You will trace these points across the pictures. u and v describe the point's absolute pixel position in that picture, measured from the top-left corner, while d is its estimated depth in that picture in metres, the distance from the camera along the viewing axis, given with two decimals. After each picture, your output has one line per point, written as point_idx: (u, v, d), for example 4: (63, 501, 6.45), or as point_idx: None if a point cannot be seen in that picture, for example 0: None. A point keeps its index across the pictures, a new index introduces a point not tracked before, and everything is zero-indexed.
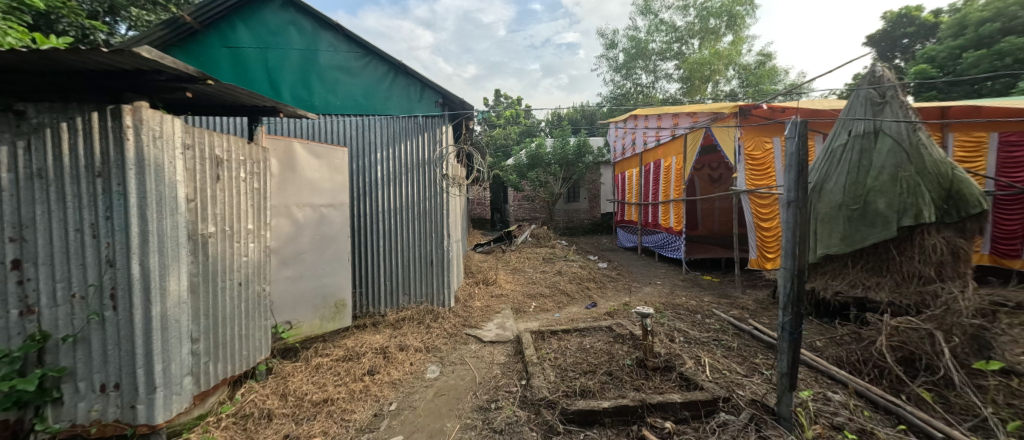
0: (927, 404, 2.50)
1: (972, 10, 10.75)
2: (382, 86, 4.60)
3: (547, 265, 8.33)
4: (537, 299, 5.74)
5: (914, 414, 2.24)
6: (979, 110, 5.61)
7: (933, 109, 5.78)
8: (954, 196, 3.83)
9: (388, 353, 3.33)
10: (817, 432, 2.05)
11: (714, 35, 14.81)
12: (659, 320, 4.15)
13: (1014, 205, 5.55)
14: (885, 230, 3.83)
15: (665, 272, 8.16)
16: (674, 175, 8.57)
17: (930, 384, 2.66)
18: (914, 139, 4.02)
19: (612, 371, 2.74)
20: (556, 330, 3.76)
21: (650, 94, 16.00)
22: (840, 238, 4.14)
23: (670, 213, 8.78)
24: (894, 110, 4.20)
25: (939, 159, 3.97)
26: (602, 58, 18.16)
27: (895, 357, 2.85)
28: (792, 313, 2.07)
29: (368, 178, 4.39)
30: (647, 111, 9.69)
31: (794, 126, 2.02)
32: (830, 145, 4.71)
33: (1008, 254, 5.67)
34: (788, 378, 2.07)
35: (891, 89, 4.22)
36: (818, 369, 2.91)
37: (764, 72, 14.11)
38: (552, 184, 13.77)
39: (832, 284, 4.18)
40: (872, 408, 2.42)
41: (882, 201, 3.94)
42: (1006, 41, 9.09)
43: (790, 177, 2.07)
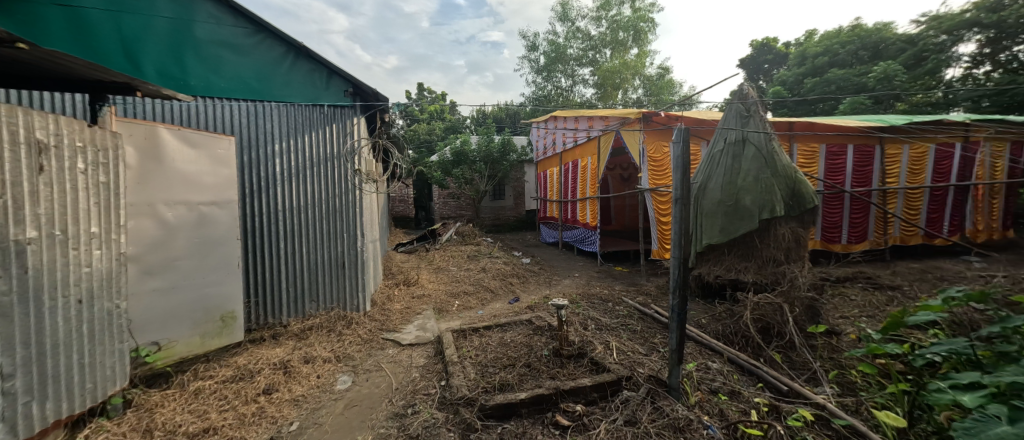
0: (778, 364, 3.07)
1: (809, 46, 13.96)
2: (280, 69, 4.09)
3: (471, 263, 8.32)
4: (461, 298, 5.70)
5: (768, 373, 2.74)
6: (813, 126, 7.06)
7: (784, 123, 7.11)
8: (797, 194, 4.75)
9: (288, 367, 3.03)
10: (699, 397, 2.37)
11: (623, 46, 16.19)
12: (575, 310, 4.42)
13: (835, 202, 7.11)
14: (751, 223, 4.60)
15: (582, 265, 8.74)
16: (590, 174, 9.19)
17: (781, 347, 3.27)
18: (770, 147, 4.89)
19: (530, 362, 2.84)
20: (478, 327, 3.77)
21: (568, 97, 16.91)
22: (720, 230, 4.85)
23: (586, 210, 9.41)
24: (756, 123, 5.06)
25: (787, 164, 4.88)
26: (524, 59, 18.66)
27: (757, 327, 3.43)
28: (679, 295, 2.36)
29: (265, 172, 3.90)
30: (566, 113, 10.24)
31: (680, 132, 2.29)
32: (711, 151, 5.49)
33: (831, 240, 7.25)
34: (677, 353, 2.35)
35: (754, 105, 5.07)
36: (703, 343, 3.39)
37: (664, 84, 15.90)
38: (478, 182, 13.77)
39: (714, 269, 4.90)
40: (740, 372, 2.90)
41: (748, 198, 4.72)
42: (832, 72, 12.11)
43: (679, 177, 2.33)
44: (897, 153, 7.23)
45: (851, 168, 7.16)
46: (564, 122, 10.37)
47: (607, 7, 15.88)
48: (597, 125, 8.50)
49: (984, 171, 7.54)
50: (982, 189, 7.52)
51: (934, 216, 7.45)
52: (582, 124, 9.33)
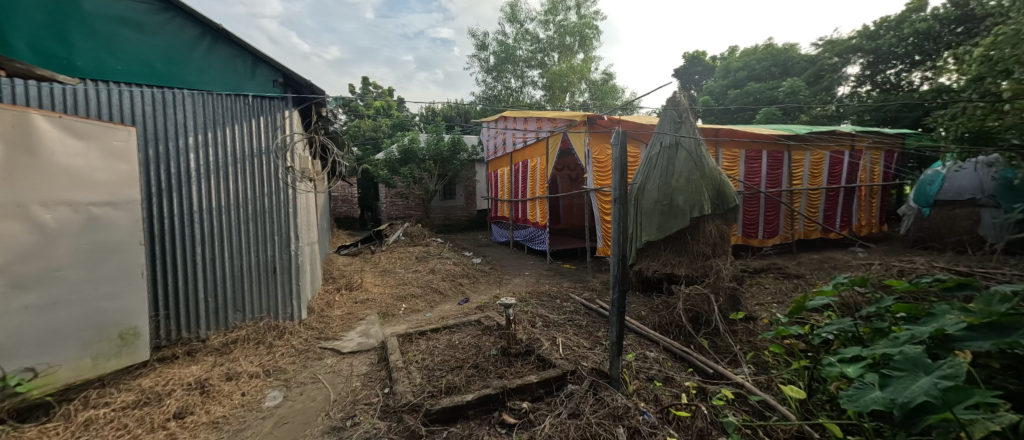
0: (705, 350, 3.37)
1: (733, 60, 15.72)
2: (194, 54, 3.65)
3: (419, 264, 8.10)
4: (408, 300, 5.52)
5: (697, 358, 2.99)
6: (736, 133, 7.83)
7: (711, 130, 7.80)
8: (722, 194, 5.23)
9: (205, 386, 2.73)
10: (636, 385, 2.53)
11: (570, 51, 16.71)
12: (525, 308, 4.49)
13: (753, 202, 7.96)
14: (684, 221, 5.00)
15: (532, 263, 8.90)
16: (539, 174, 9.38)
17: (708, 334, 3.59)
18: (699, 151, 5.35)
19: (478, 363, 2.84)
20: (425, 330, 3.68)
21: (518, 98, 17.10)
22: (657, 228, 5.22)
23: (536, 209, 9.59)
24: (687, 129, 5.51)
25: (713, 166, 5.37)
26: (474, 58, 18.54)
27: (689, 317, 3.73)
28: (619, 290, 2.48)
29: (177, 168, 3.47)
30: (517, 114, 10.36)
31: (618, 134, 2.41)
32: (649, 154, 5.88)
33: (751, 236, 8.08)
34: (617, 345, 2.47)
35: (686, 112, 5.51)
36: (642, 334, 3.62)
37: (608, 88, 16.68)
38: (427, 181, 13.43)
39: (652, 264, 5.24)
40: (673, 359, 3.13)
41: (681, 198, 5.12)
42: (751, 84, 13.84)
43: (617, 178, 2.46)
44: (801, 159, 8.27)
45: (765, 171, 8.05)
46: (514, 123, 10.48)
47: (554, 12, 16.30)
48: (545, 126, 8.70)
49: (865, 175, 8.90)
50: (864, 190, 8.87)
51: (829, 213, 8.63)
52: (531, 125, 9.49)
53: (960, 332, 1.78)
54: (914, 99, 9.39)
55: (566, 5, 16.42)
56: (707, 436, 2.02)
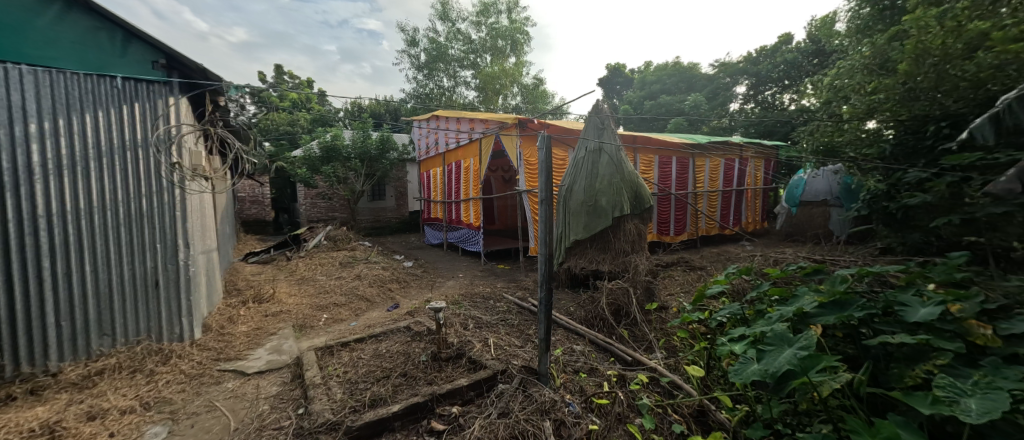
0: (625, 339, 3.66)
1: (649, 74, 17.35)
2: (36, 22, 2.97)
3: (344, 270, 7.54)
4: (329, 310, 5.10)
5: (618, 348, 3.23)
6: (650, 140, 8.63)
7: (629, 137, 8.49)
8: (639, 195, 5.73)
9: (57, 431, 2.22)
10: (562, 379, 2.64)
11: (503, 54, 16.95)
12: (457, 311, 4.43)
13: (665, 203, 8.85)
14: (607, 220, 5.37)
15: (465, 265, 8.83)
16: (472, 175, 9.33)
17: (627, 324, 3.90)
18: (619, 156, 5.80)
19: (406, 371, 2.74)
20: (348, 341, 3.43)
21: (451, 98, 16.87)
22: (583, 227, 5.54)
23: (470, 210, 9.54)
24: (609, 135, 5.94)
25: (631, 170, 5.84)
26: (404, 53, 17.85)
27: (611, 310, 4.02)
28: (546, 289, 2.57)
29: (12, 162, 2.77)
30: (449, 114, 10.20)
31: (543, 139, 2.50)
32: (575, 157, 6.21)
33: (664, 233, 8.96)
34: (544, 343, 2.55)
35: (607, 120, 5.94)
36: (570, 328, 3.81)
37: (539, 93, 17.24)
38: (352, 181, 12.56)
39: (579, 261, 5.54)
40: (597, 351, 3.35)
41: (604, 199, 5.49)
42: (665, 96, 15.43)
43: (543, 180, 2.54)
44: (703, 165, 9.40)
45: (675, 175, 9.00)
46: (446, 123, 10.31)
47: (486, 14, 16.38)
48: (478, 128, 8.70)
49: (751, 180, 10.44)
50: (750, 193, 10.39)
51: (725, 213, 9.95)
52: (464, 126, 9.42)
53: (814, 310, 2.18)
54: (785, 116, 11.27)
55: (498, 8, 16.63)
56: (625, 419, 2.20)
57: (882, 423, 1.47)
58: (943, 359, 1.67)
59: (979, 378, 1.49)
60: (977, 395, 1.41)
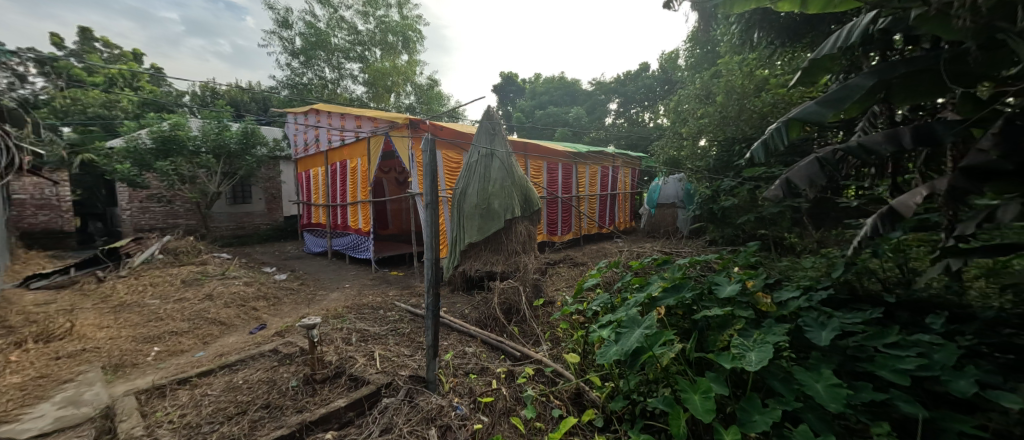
0: (514, 336, 3.84)
1: (538, 86, 18.61)
2: None
3: (190, 289, 6.15)
4: (164, 341, 4.09)
5: (508, 345, 3.39)
6: (538, 148, 9.26)
7: (521, 143, 8.96)
8: (528, 198, 6.05)
9: None
10: (451, 383, 2.63)
11: (393, 50, 15.94)
12: (339, 325, 4.01)
13: (553, 206, 9.61)
14: (499, 222, 5.56)
15: (352, 274, 8.09)
16: (360, 176, 8.63)
17: (517, 321, 4.10)
18: (509, 161, 6.04)
19: (271, 401, 2.39)
20: (190, 376, 2.82)
21: (334, 91, 15.29)
22: (477, 230, 5.64)
23: (357, 214, 8.81)
24: (499, 141, 6.15)
25: (521, 174, 6.15)
26: (273, 35, 15.48)
27: (503, 309, 4.19)
28: (433, 293, 2.53)
29: None
30: (330, 108, 9.21)
31: (427, 141, 2.46)
32: (468, 161, 6.27)
33: (552, 234, 9.72)
34: (432, 348, 2.51)
35: (498, 125, 6.16)
36: (463, 331, 3.84)
37: (433, 94, 16.88)
38: (203, 181, 10.36)
39: (474, 264, 5.63)
40: (489, 350, 3.46)
41: (495, 202, 5.67)
42: (552, 108, 16.74)
43: (428, 182, 2.49)
44: (584, 171, 10.49)
45: (560, 180, 9.83)
46: (327, 119, 9.29)
47: (374, 5, 15.29)
48: (365, 126, 8.08)
49: (621, 185, 12.06)
50: (621, 196, 11.99)
51: (602, 214, 11.27)
52: (348, 123, 8.64)
53: (659, 294, 2.62)
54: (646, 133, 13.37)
55: (387, 2, 15.70)
56: (510, 413, 2.30)
57: (700, 379, 1.86)
58: (740, 324, 2.19)
59: (758, 336, 2.00)
60: (755, 349, 1.88)
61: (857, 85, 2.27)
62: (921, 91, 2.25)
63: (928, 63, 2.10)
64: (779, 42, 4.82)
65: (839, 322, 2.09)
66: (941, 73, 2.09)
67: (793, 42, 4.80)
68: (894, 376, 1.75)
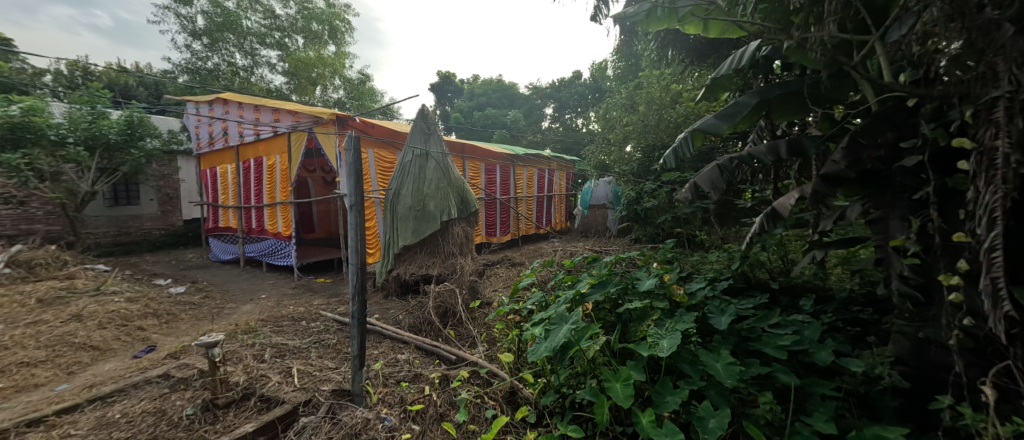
0: (450, 340, 3.77)
1: (476, 87, 18.58)
2: None
3: (50, 309, 5.05)
4: (10, 376, 3.29)
5: (443, 348, 3.33)
6: (476, 149, 9.22)
7: (458, 144, 8.85)
8: (465, 200, 6.00)
9: None
10: (381, 393, 2.51)
11: (319, 39, 14.73)
12: (250, 341, 3.58)
13: (491, 207, 9.67)
14: (435, 224, 5.43)
15: (270, 283, 7.31)
16: (278, 175, 7.83)
17: (453, 324, 4.03)
18: (445, 161, 5.94)
19: (159, 436, 2.07)
20: (50, 414, 2.32)
21: (248, 80, 13.68)
22: (412, 232, 5.46)
23: (276, 217, 7.99)
24: (435, 141, 6.03)
25: (458, 175, 6.08)
26: (168, 11, 13.38)
27: (438, 313, 4.10)
28: (359, 300, 2.40)
29: None
30: (241, 98, 8.19)
31: (350, 139, 2.31)
32: (401, 161, 6.04)
33: (491, 235, 9.76)
34: (358, 359, 2.38)
35: (433, 125, 6.03)
36: (396, 338, 3.68)
37: (365, 90, 15.95)
38: (70, 178, 8.56)
39: (409, 267, 5.42)
40: (423, 355, 3.37)
41: (431, 203, 5.54)
42: (490, 110, 16.82)
43: (350, 183, 2.35)
44: (521, 173, 10.69)
45: (498, 182, 9.91)
46: (237, 110, 8.24)
47: None
48: (284, 120, 7.32)
49: (556, 187, 12.54)
50: (557, 198, 12.47)
51: (539, 215, 11.60)
52: (264, 116, 7.76)
53: (587, 290, 2.77)
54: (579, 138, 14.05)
55: None
56: (442, 418, 2.26)
57: (622, 369, 2.00)
58: (656, 315, 2.40)
59: (669, 325, 2.21)
60: (667, 336, 2.08)
61: (745, 102, 2.62)
62: (793, 111, 2.66)
63: (797, 86, 2.50)
64: (689, 60, 5.39)
65: (735, 307, 2.40)
66: (807, 96, 2.50)
67: (700, 61, 5.40)
68: (776, 351, 2.06)
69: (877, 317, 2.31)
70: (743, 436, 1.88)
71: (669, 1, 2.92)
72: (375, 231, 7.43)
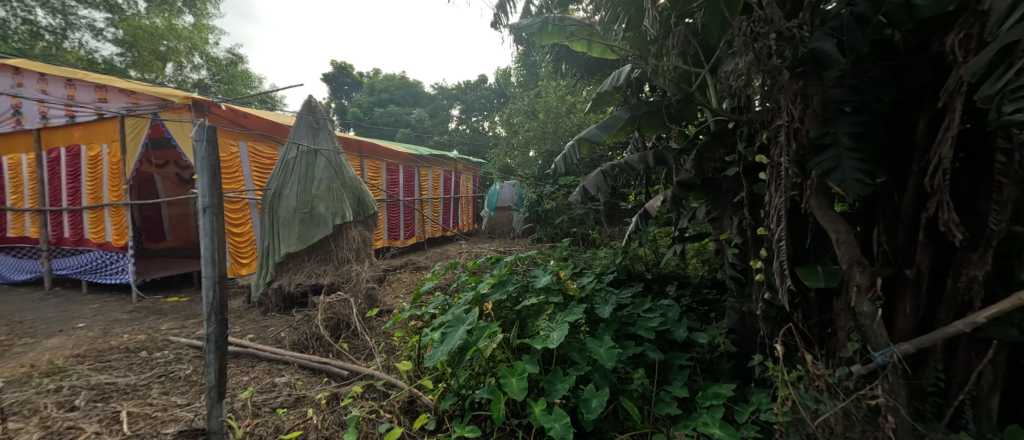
0: (343, 354, 3.43)
1: (376, 82, 17.46)
2: None
3: None
4: None
5: (333, 364, 3.03)
6: (376, 147, 8.61)
7: (354, 141, 8.17)
8: (362, 202, 5.56)
9: None
10: (248, 425, 2.21)
11: (169, 7, 11.73)
12: (56, 386, 2.73)
13: (394, 209, 9.18)
14: (325, 228, 4.90)
15: (92, 306, 5.69)
16: (106, 170, 6.17)
17: (346, 337, 3.69)
18: (338, 160, 5.41)
19: None
20: None
21: (57, 44, 10.43)
22: (297, 237, 4.85)
23: (103, 223, 6.30)
24: (325, 137, 5.45)
25: (353, 175, 5.60)
26: None
27: (328, 326, 3.72)
28: (218, 320, 2.05)
29: None
30: (41, 67, 6.19)
31: (201, 129, 1.93)
32: (284, 157, 5.33)
33: (393, 238, 9.31)
34: (217, 389, 2.06)
35: (322, 120, 5.44)
36: (275, 358, 3.22)
37: (237, 73, 13.59)
38: None
39: (294, 277, 4.77)
40: (309, 374, 3.02)
41: (321, 205, 5.00)
42: (392, 107, 15.97)
43: (204, 182, 1.98)
44: (426, 174, 10.37)
45: (402, 182, 9.46)
46: (33, 82, 6.18)
47: None
48: (112, 100, 5.71)
49: (463, 189, 12.50)
50: (463, 199, 12.43)
51: (445, 217, 11.42)
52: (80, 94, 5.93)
53: (488, 290, 2.83)
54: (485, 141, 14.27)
55: None
56: None
57: (517, 363, 2.09)
58: (550, 309, 2.56)
59: (560, 317, 2.38)
60: (557, 328, 2.24)
61: (619, 116, 3.00)
62: (657, 127, 3.12)
63: (658, 105, 2.93)
64: (580, 75, 5.96)
65: (616, 297, 2.70)
66: (665, 114, 2.96)
67: (589, 77, 6.01)
68: (647, 332, 2.39)
69: (718, 296, 2.86)
70: (621, 409, 2.13)
71: (558, 19, 3.22)
72: (251, 235, 6.44)
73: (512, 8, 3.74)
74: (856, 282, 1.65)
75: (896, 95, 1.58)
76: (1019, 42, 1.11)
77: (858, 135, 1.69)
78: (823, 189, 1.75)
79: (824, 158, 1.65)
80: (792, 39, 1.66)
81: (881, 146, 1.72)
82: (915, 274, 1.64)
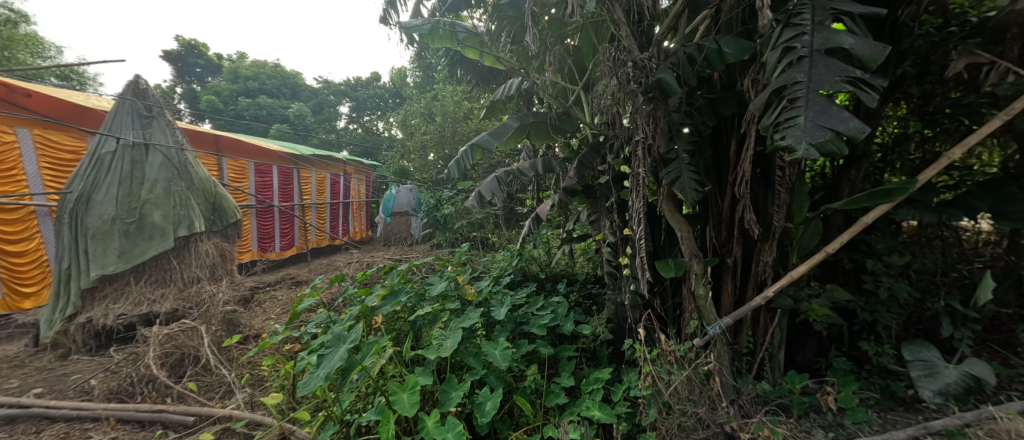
0: (187, 396, 2.77)
1: (241, 66, 14.85)
2: None
3: None
4: None
5: (174, 410, 2.45)
6: (239, 143, 7.27)
7: (208, 135, 6.76)
8: (217, 209, 4.67)
9: None
10: None
11: None
12: None
13: (266, 216, 7.89)
14: (163, 241, 3.93)
15: None
16: None
17: (195, 374, 3.01)
18: (181, 157, 4.40)
19: None
20: None
21: None
22: (118, 254, 3.78)
23: None
24: (161, 128, 4.39)
25: (205, 177, 4.66)
26: None
27: (164, 363, 2.98)
28: None
29: None
30: None
31: None
32: (95, 150, 4.09)
33: (265, 249, 7.97)
34: None
35: (156, 106, 4.37)
36: (81, 415, 2.43)
37: (22, 38, 9.28)
38: None
39: (113, 307, 3.68)
40: (135, 429, 2.37)
41: (156, 214, 4.01)
42: (263, 98, 13.79)
43: None
44: (307, 176, 9.17)
45: (277, 185, 8.21)
46: None
47: None
48: None
49: (354, 193, 11.46)
50: (354, 205, 11.41)
51: (333, 224, 10.30)
52: None
53: (376, 303, 2.59)
54: None
55: None
56: None
57: (409, 377, 1.97)
58: (445, 317, 2.49)
59: (455, 324, 2.35)
60: (451, 335, 2.20)
61: (509, 124, 3.12)
62: (544, 138, 3.31)
63: (544, 117, 3.12)
64: (476, 82, 6.06)
65: (511, 299, 2.76)
66: (550, 126, 3.16)
67: (484, 84, 6.15)
68: (539, 330, 2.51)
69: (599, 290, 3.18)
70: (515, 407, 2.20)
71: (449, 24, 3.19)
72: (40, 254, 4.80)
73: (402, 6, 3.58)
74: (695, 270, 2.02)
75: (716, 121, 2.00)
76: (783, 88, 1.51)
77: (693, 152, 2.08)
78: (671, 195, 2.09)
79: (670, 169, 1.99)
80: (644, 68, 1.96)
81: (708, 161, 2.15)
82: (733, 262, 2.08)
